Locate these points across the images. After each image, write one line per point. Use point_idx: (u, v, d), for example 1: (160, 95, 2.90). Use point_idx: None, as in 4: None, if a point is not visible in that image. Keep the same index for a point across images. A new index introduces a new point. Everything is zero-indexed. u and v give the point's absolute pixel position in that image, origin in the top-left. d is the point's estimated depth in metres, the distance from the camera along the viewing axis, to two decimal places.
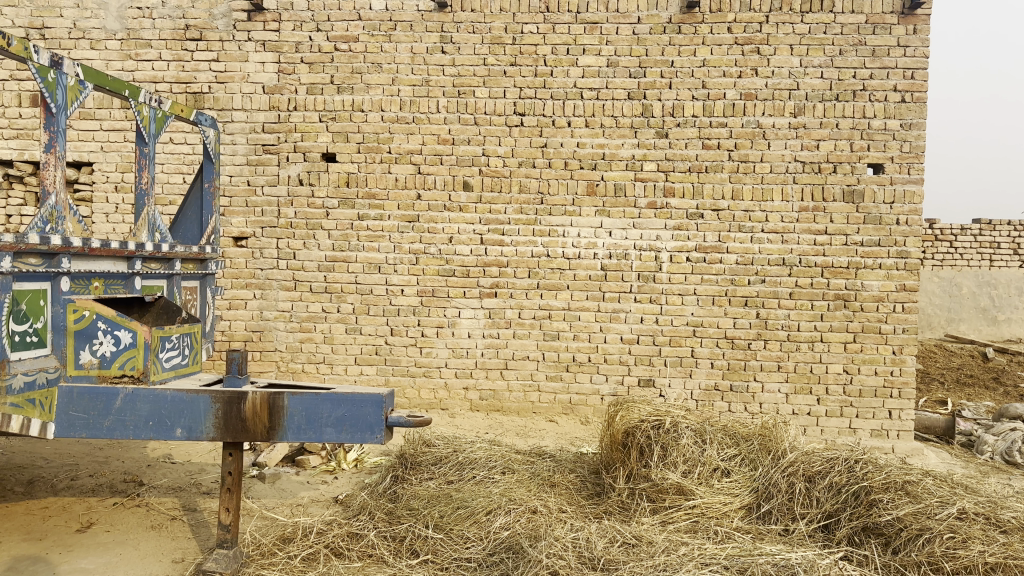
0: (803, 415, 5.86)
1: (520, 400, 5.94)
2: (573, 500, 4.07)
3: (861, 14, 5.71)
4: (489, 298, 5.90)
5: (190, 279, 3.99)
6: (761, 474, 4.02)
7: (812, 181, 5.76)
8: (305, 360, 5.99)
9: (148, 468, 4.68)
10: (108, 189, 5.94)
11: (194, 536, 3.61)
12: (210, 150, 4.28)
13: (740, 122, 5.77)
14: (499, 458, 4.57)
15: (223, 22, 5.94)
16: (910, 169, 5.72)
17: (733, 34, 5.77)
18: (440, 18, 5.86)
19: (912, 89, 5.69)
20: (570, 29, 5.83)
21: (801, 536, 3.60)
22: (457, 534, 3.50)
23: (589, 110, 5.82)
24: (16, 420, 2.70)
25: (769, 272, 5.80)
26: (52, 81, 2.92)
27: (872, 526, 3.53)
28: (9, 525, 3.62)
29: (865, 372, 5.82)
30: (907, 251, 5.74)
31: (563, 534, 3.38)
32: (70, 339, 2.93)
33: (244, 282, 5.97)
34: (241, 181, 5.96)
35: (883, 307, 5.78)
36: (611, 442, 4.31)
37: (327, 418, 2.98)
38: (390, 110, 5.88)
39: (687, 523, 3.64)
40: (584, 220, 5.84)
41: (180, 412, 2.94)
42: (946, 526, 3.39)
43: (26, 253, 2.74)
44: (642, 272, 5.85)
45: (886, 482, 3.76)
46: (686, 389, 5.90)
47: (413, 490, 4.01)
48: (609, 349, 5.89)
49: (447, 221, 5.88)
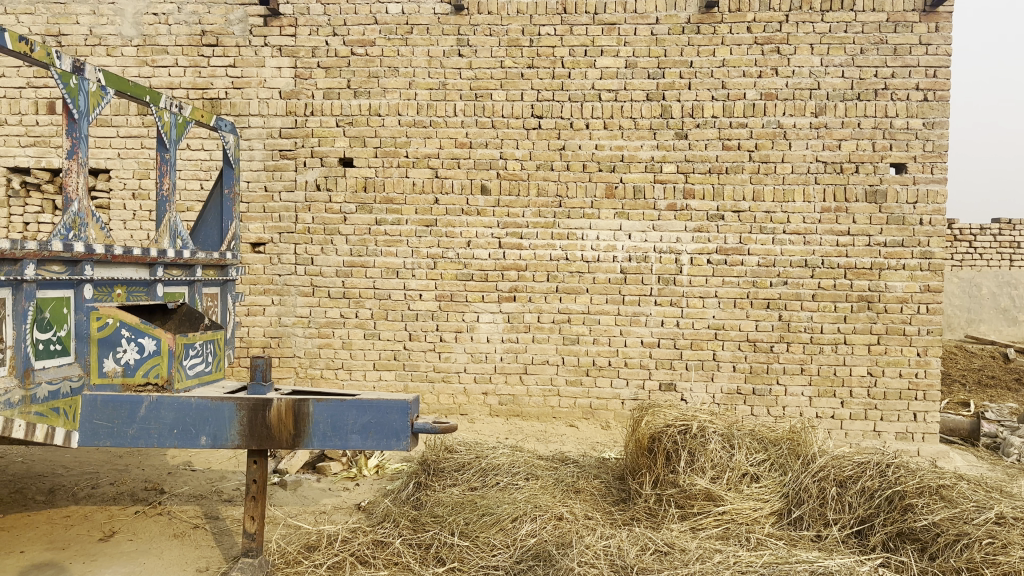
0: (827, 419, 5.76)
1: (541, 405, 5.88)
2: (599, 506, 4.01)
3: (882, 12, 5.63)
4: (508, 302, 5.85)
5: (210, 285, 3.95)
6: (791, 479, 3.94)
7: (833, 181, 5.68)
8: (324, 366, 5.96)
9: (168, 476, 4.66)
10: (125, 196, 5.95)
11: (218, 544, 3.57)
12: (230, 157, 4.26)
13: (761, 122, 5.70)
14: (522, 464, 4.51)
15: (239, 27, 5.94)
16: (933, 168, 5.63)
17: (752, 34, 5.71)
18: (457, 21, 5.83)
19: (935, 87, 5.61)
20: (588, 31, 5.79)
21: (835, 542, 3.51)
22: (483, 541, 3.43)
23: (608, 112, 5.78)
24: (41, 429, 2.68)
25: (792, 273, 5.72)
26: (74, 87, 2.89)
27: (908, 531, 3.43)
28: (31, 535, 3.60)
29: (890, 374, 5.71)
30: (931, 251, 5.65)
31: (593, 542, 3.32)
32: (93, 347, 2.91)
33: (262, 288, 5.96)
34: (258, 187, 5.95)
35: (907, 309, 5.68)
36: (637, 448, 4.24)
37: (353, 425, 2.94)
38: (406, 114, 5.85)
39: (718, 530, 3.56)
40: (604, 223, 5.79)
41: (204, 420, 2.90)
42: (985, 531, 3.29)
43: (49, 261, 2.72)
44: (662, 275, 5.79)
45: (919, 486, 3.67)
46: (708, 393, 5.82)
47: (436, 497, 3.96)
48: (629, 353, 5.83)
49: (465, 225, 5.84)
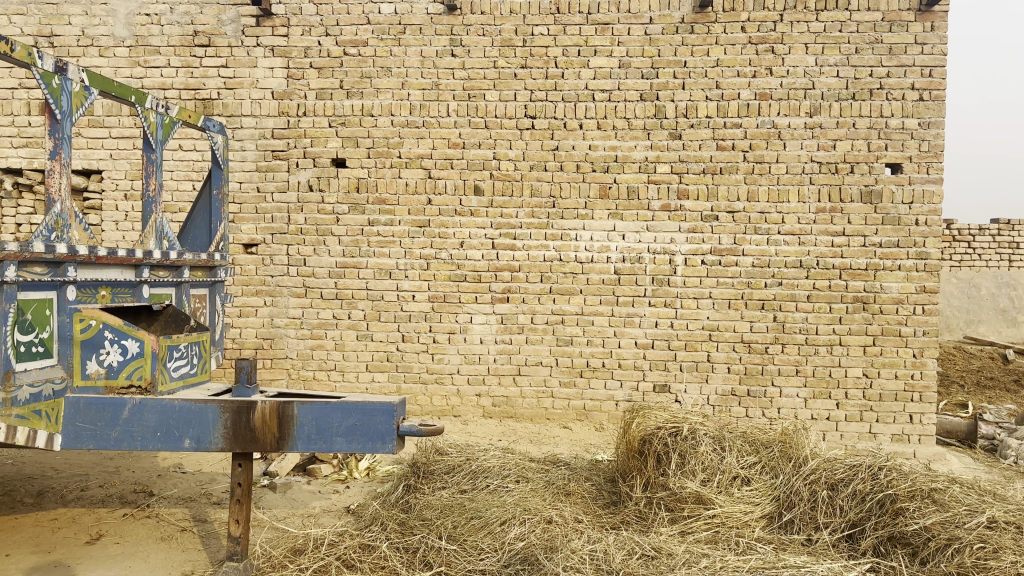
0: (822, 420, 5.73)
1: (534, 406, 5.86)
2: (589, 509, 3.98)
3: (877, 11, 5.61)
4: (501, 303, 5.83)
5: (198, 287, 3.93)
6: (783, 483, 3.92)
7: (828, 181, 5.65)
8: (316, 367, 5.94)
9: (158, 478, 4.64)
10: (117, 197, 5.93)
11: (204, 548, 3.56)
12: (219, 157, 4.23)
13: (755, 122, 5.68)
14: (513, 466, 4.50)
15: (231, 28, 5.93)
16: (929, 169, 5.60)
17: (747, 34, 5.68)
18: (450, 21, 5.81)
19: (930, 87, 5.58)
20: (581, 30, 5.76)
21: (825, 546, 3.49)
22: (471, 545, 3.41)
23: (601, 112, 5.76)
24: (23, 432, 2.67)
25: (787, 274, 5.69)
26: (57, 87, 2.87)
27: (899, 535, 3.41)
28: (18, 537, 3.58)
29: (886, 375, 5.69)
30: (927, 251, 5.62)
31: (580, 546, 3.31)
32: (76, 349, 2.89)
33: (255, 289, 5.94)
34: (251, 187, 5.93)
35: (903, 310, 5.65)
36: (628, 450, 4.22)
37: (338, 428, 2.91)
38: (400, 115, 5.83)
39: (708, 534, 3.55)
40: (598, 224, 5.76)
41: (188, 423, 2.87)
42: (977, 535, 3.27)
43: (31, 262, 2.68)
44: (656, 276, 5.76)
45: (911, 490, 3.63)
46: (703, 395, 5.79)
47: (425, 500, 3.94)
48: (623, 354, 5.80)
49: (458, 225, 5.82)
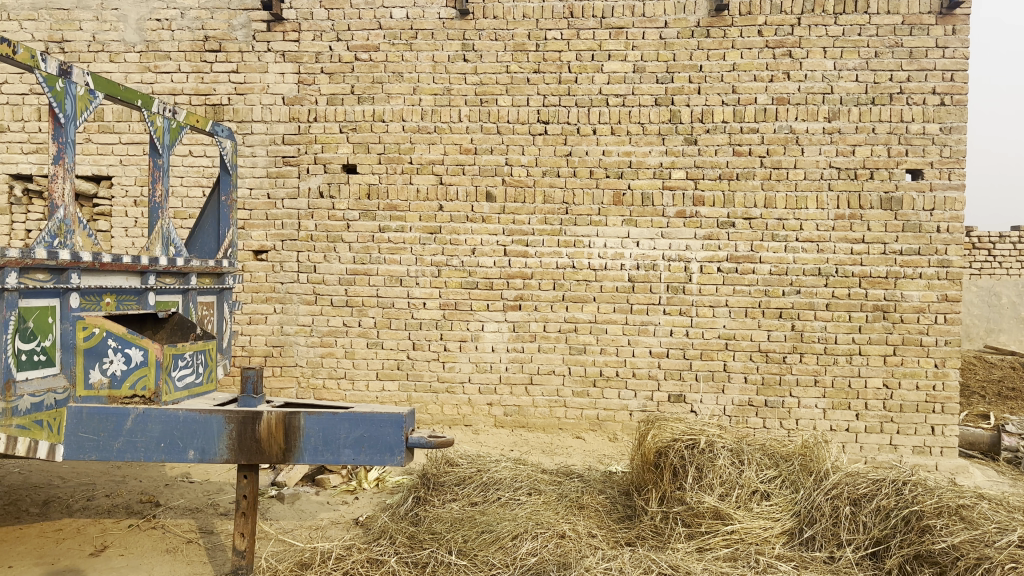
0: (842, 432, 5.59)
1: (546, 416, 5.76)
2: (603, 523, 3.88)
3: (896, 14, 5.49)
4: (513, 310, 5.75)
5: (206, 294, 3.91)
6: (803, 497, 3.79)
7: (848, 187, 5.52)
8: (326, 375, 5.88)
9: (165, 488, 4.59)
10: (127, 203, 5.92)
11: (210, 561, 3.48)
12: (227, 162, 4.20)
13: (773, 127, 5.57)
14: (525, 478, 4.41)
15: (242, 33, 5.92)
16: (951, 174, 5.46)
17: (764, 38, 5.58)
18: (462, 26, 5.76)
19: (952, 91, 5.45)
20: (595, 35, 5.70)
21: (848, 564, 3.37)
22: (482, 560, 3.30)
23: (615, 117, 5.68)
24: (23, 442, 2.60)
25: (805, 282, 5.57)
26: (60, 90, 2.83)
27: (926, 554, 3.21)
28: (23, 548, 3.52)
29: (907, 386, 5.54)
30: (949, 259, 5.48)
31: (594, 563, 3.21)
32: (80, 357, 2.83)
33: (264, 297, 5.90)
34: (261, 194, 5.90)
35: (924, 319, 5.51)
36: (643, 463, 4.10)
37: (345, 439, 2.83)
38: (411, 120, 5.78)
39: (726, 551, 3.42)
40: (611, 230, 5.67)
41: (192, 433, 2.79)
42: (1008, 555, 3.04)
43: (32, 269, 2.64)
44: (672, 283, 5.66)
45: (938, 506, 3.44)
46: (719, 405, 5.67)
47: (435, 513, 3.85)
48: (638, 363, 5.70)
49: (469, 232, 5.75)
